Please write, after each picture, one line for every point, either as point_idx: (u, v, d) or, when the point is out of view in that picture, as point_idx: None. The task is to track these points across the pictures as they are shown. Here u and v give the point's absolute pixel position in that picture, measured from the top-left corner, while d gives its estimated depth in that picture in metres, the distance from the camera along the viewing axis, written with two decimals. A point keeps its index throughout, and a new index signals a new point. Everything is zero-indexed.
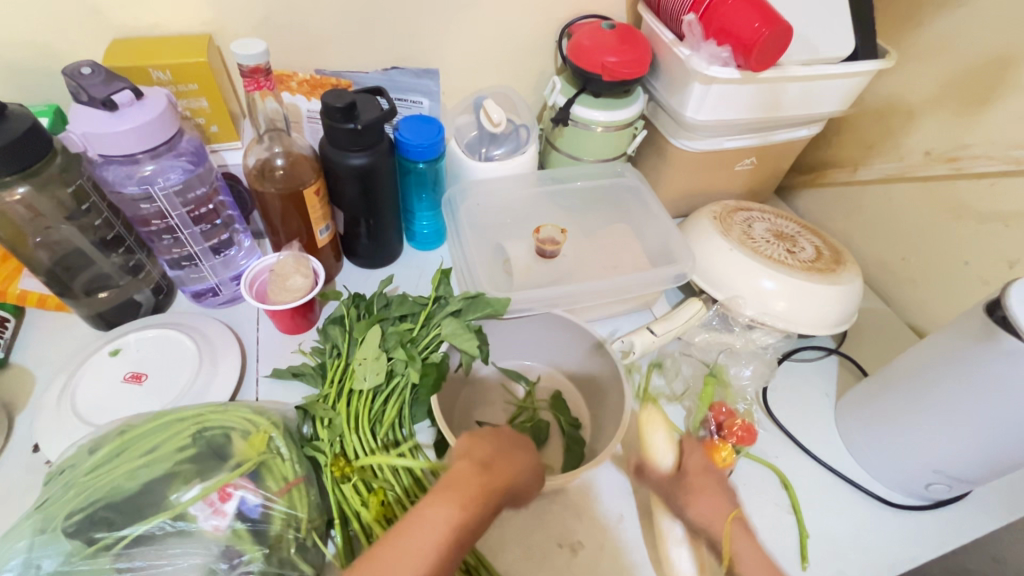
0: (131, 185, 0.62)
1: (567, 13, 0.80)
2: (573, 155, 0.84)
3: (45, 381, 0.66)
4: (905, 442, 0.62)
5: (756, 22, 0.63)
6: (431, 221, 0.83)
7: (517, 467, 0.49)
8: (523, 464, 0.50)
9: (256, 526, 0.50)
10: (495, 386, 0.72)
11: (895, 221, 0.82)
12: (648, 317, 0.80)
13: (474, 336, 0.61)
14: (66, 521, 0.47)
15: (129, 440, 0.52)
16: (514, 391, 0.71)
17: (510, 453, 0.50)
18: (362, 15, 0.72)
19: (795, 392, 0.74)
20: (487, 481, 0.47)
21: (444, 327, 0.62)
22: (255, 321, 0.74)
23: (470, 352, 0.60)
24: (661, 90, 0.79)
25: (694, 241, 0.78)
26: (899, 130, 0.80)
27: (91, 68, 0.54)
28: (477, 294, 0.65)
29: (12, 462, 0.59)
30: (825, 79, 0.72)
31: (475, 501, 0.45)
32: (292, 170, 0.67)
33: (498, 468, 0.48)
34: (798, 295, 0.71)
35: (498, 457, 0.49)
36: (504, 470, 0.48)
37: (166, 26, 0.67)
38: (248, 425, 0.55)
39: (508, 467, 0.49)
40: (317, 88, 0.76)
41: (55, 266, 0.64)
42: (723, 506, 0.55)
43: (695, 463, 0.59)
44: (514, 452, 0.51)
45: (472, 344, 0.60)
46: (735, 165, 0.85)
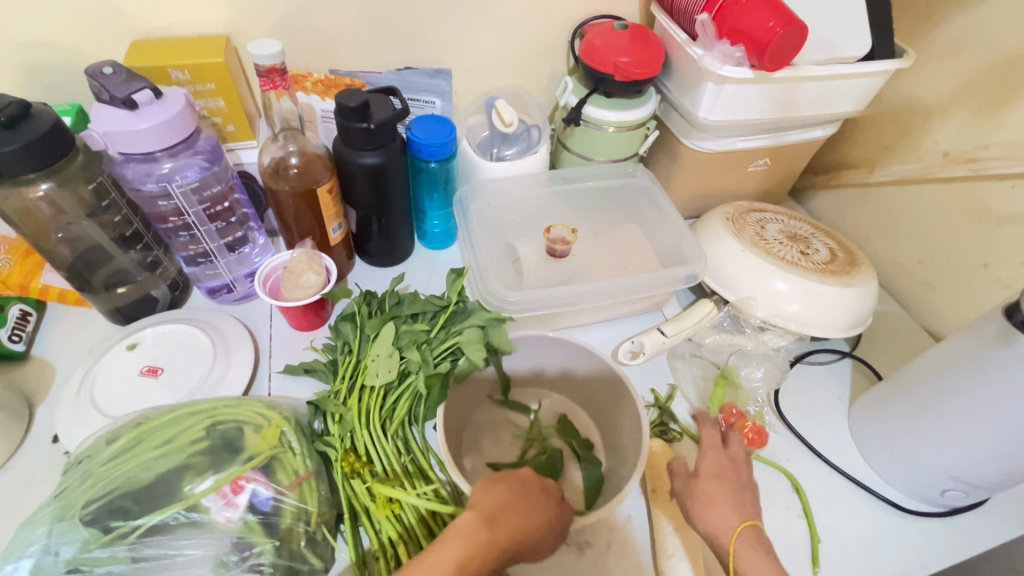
0: (150, 183, 0.63)
1: (580, 13, 0.80)
2: (585, 155, 0.84)
3: (65, 373, 0.68)
4: (921, 447, 0.61)
5: (770, 21, 0.63)
6: (442, 221, 0.84)
7: (526, 524, 0.48)
8: (535, 521, 0.48)
9: (267, 519, 0.50)
10: (499, 417, 0.70)
11: (912, 223, 0.81)
12: (658, 318, 0.80)
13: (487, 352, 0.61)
14: (83, 509, 0.48)
15: (146, 431, 0.54)
16: (519, 423, 0.70)
17: (525, 509, 0.48)
18: (377, 16, 0.73)
19: (808, 395, 0.73)
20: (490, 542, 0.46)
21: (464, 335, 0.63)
22: (268, 317, 0.75)
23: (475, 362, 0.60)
24: (674, 90, 0.78)
25: (706, 242, 0.78)
26: (916, 131, 0.78)
27: (113, 69, 0.56)
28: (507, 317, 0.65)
29: (32, 452, 0.61)
30: (841, 79, 0.71)
31: (470, 562, 0.44)
32: (305, 168, 0.68)
33: (504, 525, 0.47)
34: (811, 298, 0.71)
35: (510, 513, 0.48)
36: (510, 528, 0.47)
37: (185, 28, 0.69)
38: (261, 419, 0.56)
39: (517, 526, 0.47)
40: (331, 88, 0.77)
41: (76, 261, 0.66)
42: (733, 516, 0.55)
43: (711, 468, 0.59)
44: (529, 510, 0.49)
45: (481, 358, 0.60)
46: (748, 166, 0.85)
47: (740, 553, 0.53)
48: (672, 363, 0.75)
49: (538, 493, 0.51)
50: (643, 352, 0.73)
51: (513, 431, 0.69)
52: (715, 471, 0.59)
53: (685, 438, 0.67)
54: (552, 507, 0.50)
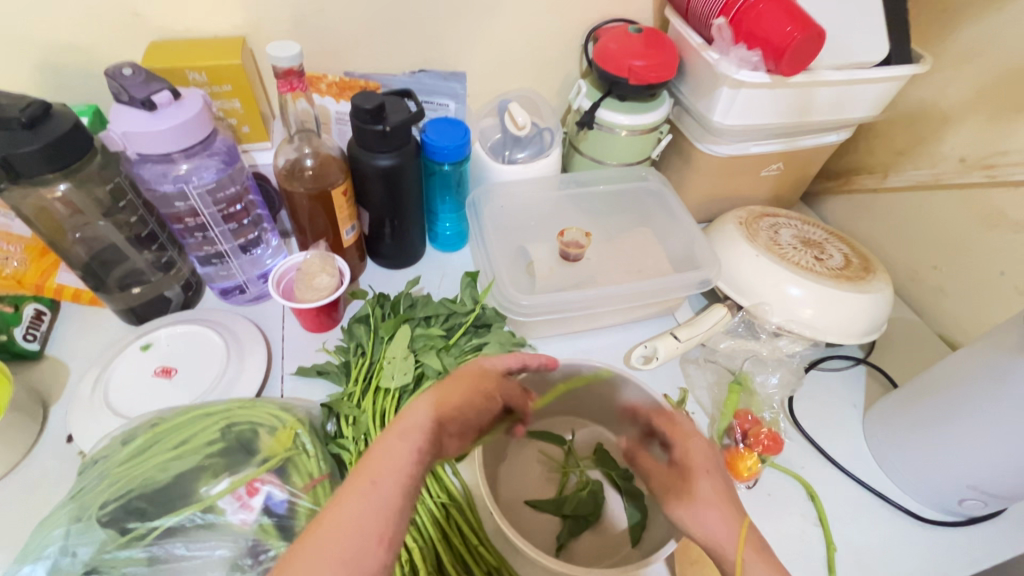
0: (166, 184, 0.63)
1: (594, 17, 0.80)
2: (597, 158, 0.85)
3: (79, 373, 0.68)
4: (938, 456, 0.60)
5: (787, 26, 0.63)
6: (454, 224, 0.84)
7: (453, 397, 0.48)
8: (464, 392, 0.48)
9: (281, 521, 0.50)
10: (532, 452, 0.68)
11: (927, 229, 0.80)
12: (670, 322, 0.79)
13: None
14: (100, 510, 0.48)
15: (161, 432, 0.54)
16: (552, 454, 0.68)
17: (449, 382, 0.49)
18: (392, 19, 0.73)
19: (822, 402, 0.72)
20: (425, 411, 0.44)
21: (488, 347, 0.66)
22: (280, 319, 0.75)
23: None
24: (687, 94, 0.78)
25: (720, 246, 0.77)
26: (931, 136, 0.78)
27: (132, 69, 0.56)
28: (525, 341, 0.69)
29: (47, 452, 0.61)
30: (857, 83, 0.71)
31: (411, 428, 0.43)
32: (320, 169, 0.68)
33: (438, 399, 0.46)
34: (826, 303, 0.70)
35: (434, 390, 0.47)
36: (439, 399, 0.46)
37: (202, 29, 0.69)
38: (275, 421, 0.56)
39: (449, 398, 0.47)
40: (346, 89, 0.76)
41: (91, 261, 0.66)
42: (731, 514, 0.47)
43: (697, 464, 0.51)
44: (452, 379, 0.49)
45: None
46: (761, 171, 0.84)
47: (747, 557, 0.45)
48: (685, 368, 0.74)
49: (464, 372, 0.51)
50: (656, 357, 0.72)
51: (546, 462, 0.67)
52: (702, 470, 0.50)
53: None
54: (480, 379, 0.51)
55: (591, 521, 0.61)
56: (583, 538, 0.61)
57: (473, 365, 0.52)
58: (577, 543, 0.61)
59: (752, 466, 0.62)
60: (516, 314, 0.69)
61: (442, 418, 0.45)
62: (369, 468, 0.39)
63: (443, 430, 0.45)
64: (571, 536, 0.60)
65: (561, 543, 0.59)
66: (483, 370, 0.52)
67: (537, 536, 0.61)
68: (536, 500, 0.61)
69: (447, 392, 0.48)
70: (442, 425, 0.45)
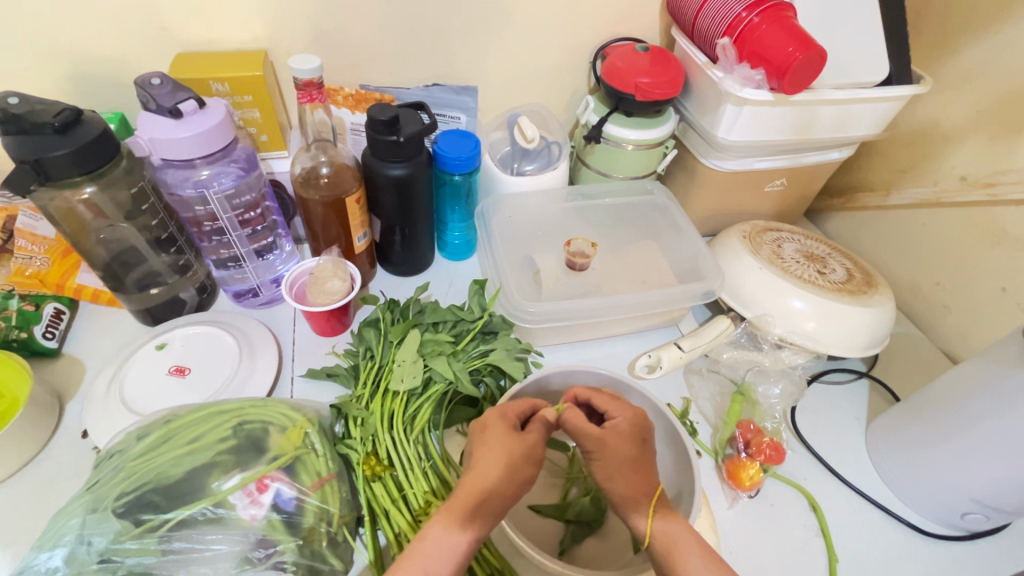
0: (188, 188, 0.65)
1: (602, 36, 0.83)
2: (603, 171, 0.87)
3: (94, 371, 0.70)
4: (941, 471, 0.60)
5: (790, 47, 0.65)
6: (463, 233, 0.86)
7: (490, 470, 0.50)
8: (499, 461, 0.50)
9: (290, 518, 0.51)
10: None
11: (931, 246, 0.81)
12: (674, 333, 0.80)
13: (522, 365, 0.66)
14: (115, 501, 0.49)
15: (175, 428, 0.55)
16: (557, 461, 0.68)
17: (480, 461, 0.51)
18: (408, 35, 0.76)
19: (825, 414, 0.73)
20: (471, 497, 0.48)
21: (494, 352, 0.67)
22: (292, 322, 0.76)
23: (513, 375, 0.65)
24: (692, 110, 0.80)
25: (723, 259, 0.79)
26: (933, 155, 0.79)
27: (160, 80, 0.58)
28: (530, 347, 0.70)
29: (61, 446, 0.62)
30: (860, 103, 0.73)
31: (455, 513, 0.47)
32: (335, 177, 0.71)
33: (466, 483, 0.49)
34: (828, 317, 0.71)
35: (468, 475, 0.50)
36: (473, 484, 0.49)
37: (226, 42, 0.72)
38: (285, 420, 0.57)
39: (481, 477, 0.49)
40: (362, 102, 0.80)
41: (111, 261, 0.68)
42: (647, 484, 0.52)
43: (634, 430, 0.55)
44: (486, 451, 0.51)
45: (520, 371, 0.65)
46: (765, 186, 0.86)
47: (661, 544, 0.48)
48: (688, 379, 0.75)
49: (476, 444, 0.53)
50: (660, 366, 0.73)
51: (551, 470, 0.67)
52: (633, 433, 0.55)
53: (702, 453, 0.68)
54: (509, 434, 0.52)
55: (594, 526, 0.61)
56: (585, 543, 0.61)
57: (480, 430, 0.54)
58: (579, 546, 0.61)
59: (754, 475, 0.62)
60: (523, 321, 0.70)
61: (484, 497, 0.48)
62: (422, 557, 0.44)
63: (492, 505, 0.48)
64: (573, 541, 0.60)
65: (563, 547, 0.60)
66: (494, 424, 0.53)
67: (538, 540, 0.62)
68: (539, 504, 0.62)
69: (481, 469, 0.50)
70: (483, 501, 0.48)
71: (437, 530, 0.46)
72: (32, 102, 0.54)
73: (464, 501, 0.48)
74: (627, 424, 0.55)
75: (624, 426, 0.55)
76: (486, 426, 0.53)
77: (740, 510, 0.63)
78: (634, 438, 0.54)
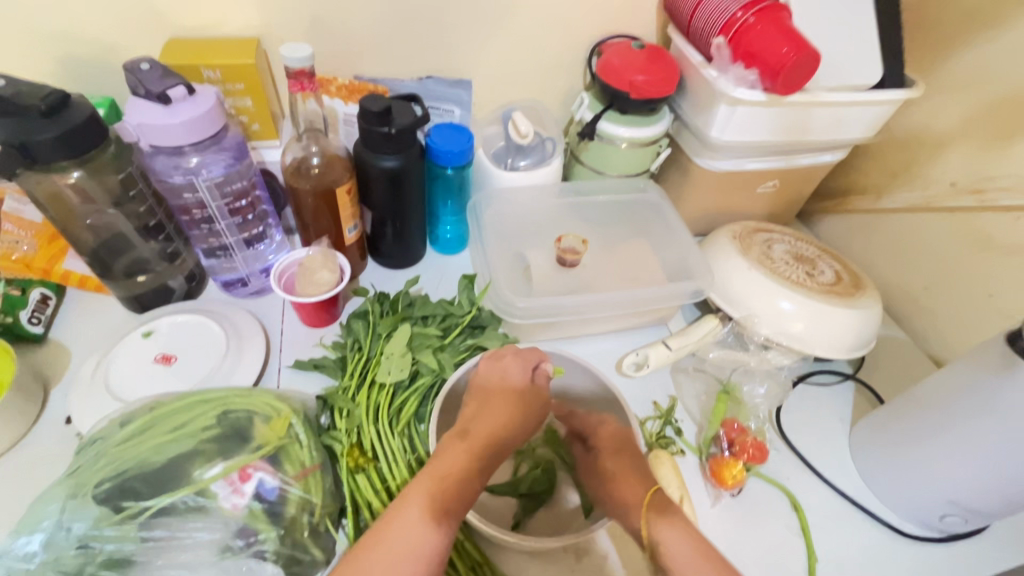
0: (177, 175, 0.65)
1: (599, 32, 0.82)
2: (597, 168, 0.86)
3: (81, 358, 0.69)
4: (921, 472, 0.61)
5: (784, 47, 0.65)
6: (455, 227, 0.86)
7: (501, 421, 0.55)
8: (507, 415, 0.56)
9: (272, 508, 0.51)
10: None
11: (920, 251, 0.82)
12: (662, 331, 0.81)
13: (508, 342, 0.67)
14: (96, 488, 0.49)
15: (159, 416, 0.55)
16: None
17: (490, 414, 0.55)
18: (403, 26, 0.76)
19: (810, 415, 0.73)
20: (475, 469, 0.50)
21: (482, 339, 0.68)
22: (281, 312, 0.76)
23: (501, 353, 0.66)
24: (687, 109, 0.80)
25: (713, 259, 0.79)
26: (924, 160, 0.80)
27: (149, 65, 0.58)
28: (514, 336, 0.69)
29: (45, 432, 0.62)
30: (853, 106, 0.73)
31: (472, 459, 0.51)
32: (326, 168, 0.70)
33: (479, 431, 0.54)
34: (815, 318, 0.72)
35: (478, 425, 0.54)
36: (484, 431, 0.54)
37: (219, 29, 0.71)
38: (270, 410, 0.57)
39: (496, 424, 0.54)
40: (355, 92, 0.78)
41: (98, 249, 0.68)
42: (641, 486, 0.55)
43: (609, 444, 0.59)
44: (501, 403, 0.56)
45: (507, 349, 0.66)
46: (757, 187, 0.86)
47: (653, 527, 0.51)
48: (675, 377, 0.75)
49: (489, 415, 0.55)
50: (647, 364, 0.73)
51: None
52: (608, 449, 0.59)
53: (686, 452, 0.68)
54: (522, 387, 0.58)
55: (546, 498, 0.63)
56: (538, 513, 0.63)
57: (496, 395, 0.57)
58: (532, 519, 0.62)
59: (737, 473, 0.62)
60: (511, 317, 0.70)
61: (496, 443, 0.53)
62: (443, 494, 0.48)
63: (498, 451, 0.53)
64: (526, 514, 0.62)
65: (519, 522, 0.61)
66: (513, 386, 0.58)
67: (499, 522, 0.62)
68: (493, 484, 0.63)
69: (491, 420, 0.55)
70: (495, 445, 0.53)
71: (432, 530, 0.46)
72: (19, 85, 0.53)
73: (476, 453, 0.52)
74: (604, 441, 0.59)
75: (599, 445, 0.59)
76: (508, 380, 0.58)
77: (722, 509, 0.64)
78: (609, 449, 0.58)
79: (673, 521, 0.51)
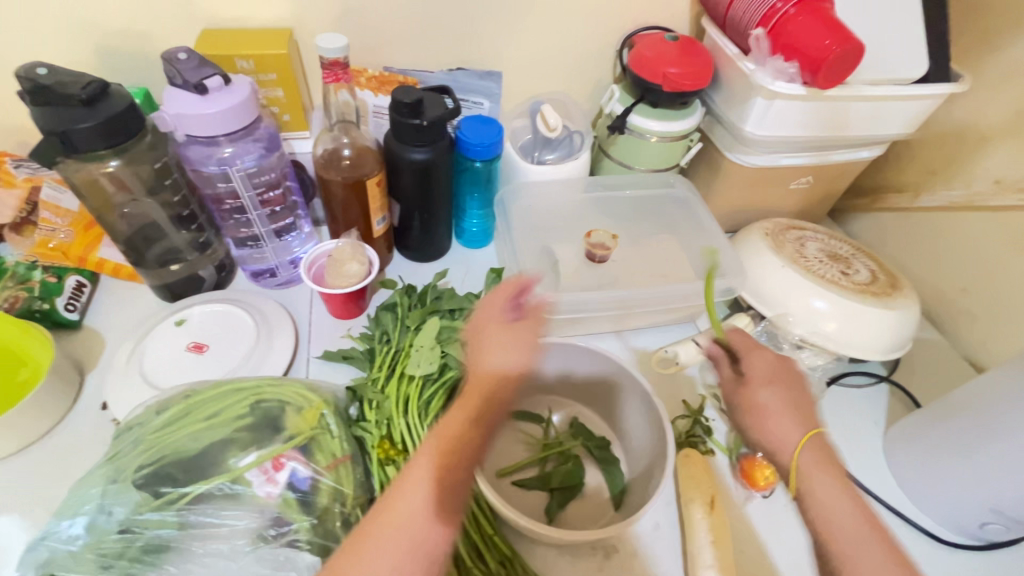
0: (210, 165, 0.66)
1: (630, 24, 0.81)
2: (625, 163, 0.85)
3: (114, 345, 0.70)
4: (959, 478, 0.59)
5: (826, 39, 0.63)
6: (481, 221, 0.85)
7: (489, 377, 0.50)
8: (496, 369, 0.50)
9: (304, 497, 0.51)
10: (515, 432, 0.69)
11: (960, 250, 0.79)
12: (691, 329, 0.80)
13: None
14: (135, 473, 0.50)
15: (195, 403, 0.55)
16: (532, 431, 0.69)
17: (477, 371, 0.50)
18: (433, 17, 0.75)
19: (843, 417, 0.72)
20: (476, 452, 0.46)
21: None
22: (309, 303, 0.76)
23: None
24: (719, 103, 0.78)
25: (745, 256, 0.77)
26: (966, 156, 0.77)
27: (187, 54, 0.58)
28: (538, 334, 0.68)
29: (81, 417, 0.63)
30: (895, 100, 0.71)
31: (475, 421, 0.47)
32: (357, 160, 0.70)
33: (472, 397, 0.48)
34: (850, 318, 0.70)
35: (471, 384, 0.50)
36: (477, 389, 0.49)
37: (251, 19, 0.71)
38: (302, 400, 0.57)
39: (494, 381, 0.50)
40: (385, 84, 0.78)
41: (133, 236, 0.69)
42: (795, 427, 0.53)
43: (763, 377, 0.56)
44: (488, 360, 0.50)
45: None
46: (790, 183, 0.84)
47: (808, 472, 0.50)
48: (705, 375, 0.74)
49: (489, 405, 0.48)
50: (676, 362, 0.72)
51: (526, 439, 0.69)
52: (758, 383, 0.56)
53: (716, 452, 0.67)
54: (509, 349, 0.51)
55: (577, 491, 0.62)
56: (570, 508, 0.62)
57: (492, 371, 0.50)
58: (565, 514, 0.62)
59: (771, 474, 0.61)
60: None
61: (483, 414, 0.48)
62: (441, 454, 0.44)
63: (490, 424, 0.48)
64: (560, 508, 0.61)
65: (552, 515, 0.60)
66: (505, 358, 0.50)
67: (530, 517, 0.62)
68: (523, 479, 0.63)
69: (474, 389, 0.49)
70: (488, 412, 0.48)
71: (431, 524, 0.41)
72: (60, 73, 0.54)
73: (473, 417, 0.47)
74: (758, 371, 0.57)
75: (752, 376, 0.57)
76: (488, 324, 0.52)
77: (754, 509, 0.63)
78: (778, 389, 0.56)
79: (828, 471, 0.50)
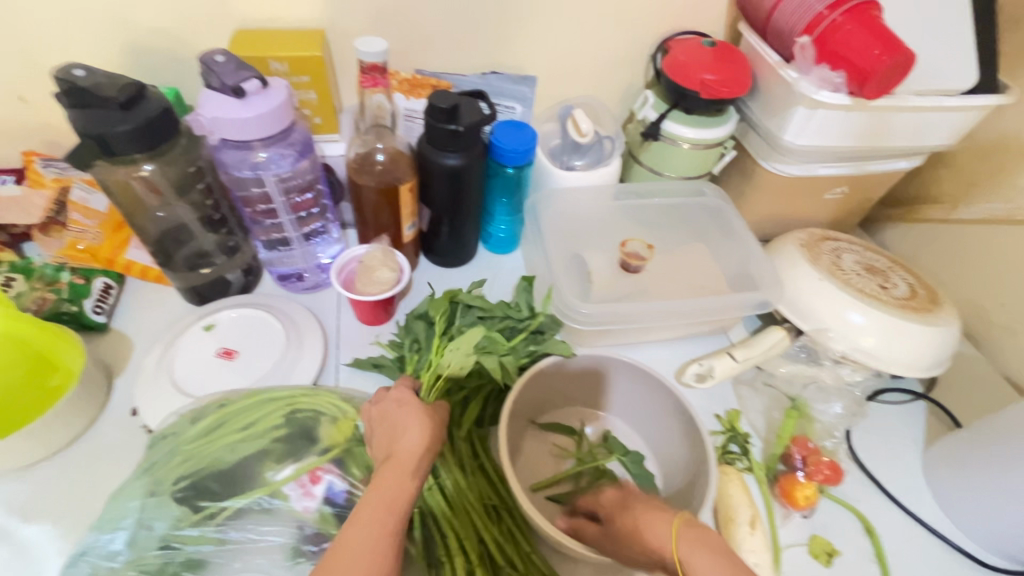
0: (244, 170, 0.64)
1: (667, 28, 0.79)
2: (654, 169, 0.84)
3: (142, 349, 0.69)
4: (1004, 502, 0.58)
5: (876, 49, 0.62)
6: (509, 227, 0.84)
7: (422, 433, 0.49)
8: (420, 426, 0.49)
9: (341, 512, 0.50)
10: (546, 444, 0.68)
11: (999, 265, 0.77)
12: (723, 341, 0.78)
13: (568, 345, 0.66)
14: (174, 486, 0.49)
15: (227, 414, 0.53)
16: (565, 447, 0.68)
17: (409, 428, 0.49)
18: (468, 19, 0.74)
19: (881, 435, 0.70)
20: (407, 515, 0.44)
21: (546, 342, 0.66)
22: (336, 309, 0.75)
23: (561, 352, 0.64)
24: (756, 110, 0.77)
25: (780, 267, 0.76)
26: (1009, 169, 0.76)
27: (225, 56, 0.57)
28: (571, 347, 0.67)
29: (111, 422, 0.63)
30: (942, 111, 0.69)
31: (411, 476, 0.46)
32: (390, 165, 0.69)
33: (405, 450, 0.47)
34: (889, 333, 0.69)
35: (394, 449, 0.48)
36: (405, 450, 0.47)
37: (284, 20, 0.70)
38: (337, 411, 0.55)
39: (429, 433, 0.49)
40: (417, 87, 0.77)
41: (163, 237, 0.68)
42: (663, 523, 0.48)
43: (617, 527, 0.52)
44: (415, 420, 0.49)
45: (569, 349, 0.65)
46: (824, 194, 0.83)
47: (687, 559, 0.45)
48: (738, 390, 0.73)
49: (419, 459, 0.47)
50: (711, 376, 0.70)
51: (559, 455, 0.67)
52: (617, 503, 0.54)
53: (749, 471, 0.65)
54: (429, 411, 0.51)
55: None
56: None
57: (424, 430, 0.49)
58: None
59: (810, 495, 0.61)
60: (573, 322, 0.69)
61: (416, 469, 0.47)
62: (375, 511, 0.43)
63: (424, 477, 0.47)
64: None
65: None
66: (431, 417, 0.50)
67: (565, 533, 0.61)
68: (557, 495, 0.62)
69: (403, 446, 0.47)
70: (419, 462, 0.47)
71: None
72: (98, 76, 0.53)
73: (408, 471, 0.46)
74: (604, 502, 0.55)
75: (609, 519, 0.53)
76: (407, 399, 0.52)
77: (791, 529, 0.62)
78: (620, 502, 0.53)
79: (706, 553, 0.45)
